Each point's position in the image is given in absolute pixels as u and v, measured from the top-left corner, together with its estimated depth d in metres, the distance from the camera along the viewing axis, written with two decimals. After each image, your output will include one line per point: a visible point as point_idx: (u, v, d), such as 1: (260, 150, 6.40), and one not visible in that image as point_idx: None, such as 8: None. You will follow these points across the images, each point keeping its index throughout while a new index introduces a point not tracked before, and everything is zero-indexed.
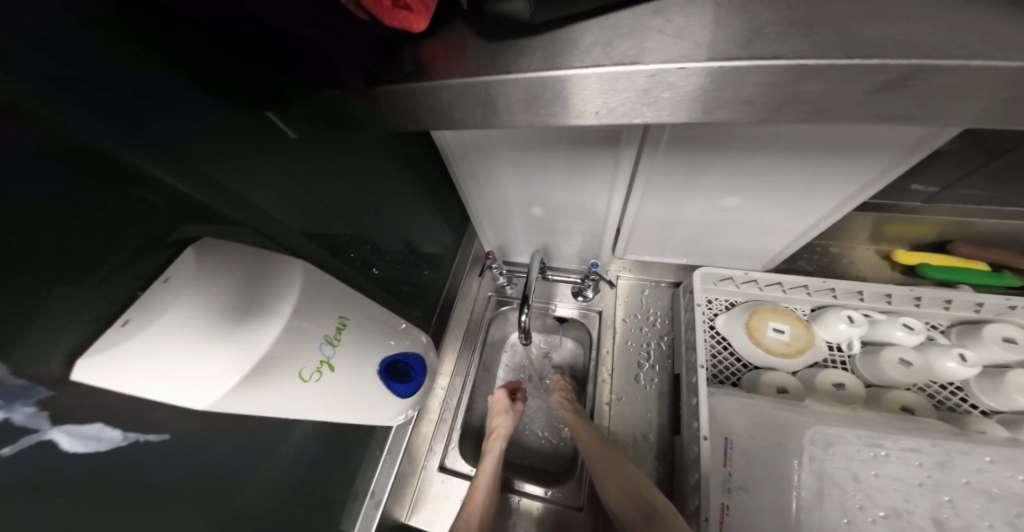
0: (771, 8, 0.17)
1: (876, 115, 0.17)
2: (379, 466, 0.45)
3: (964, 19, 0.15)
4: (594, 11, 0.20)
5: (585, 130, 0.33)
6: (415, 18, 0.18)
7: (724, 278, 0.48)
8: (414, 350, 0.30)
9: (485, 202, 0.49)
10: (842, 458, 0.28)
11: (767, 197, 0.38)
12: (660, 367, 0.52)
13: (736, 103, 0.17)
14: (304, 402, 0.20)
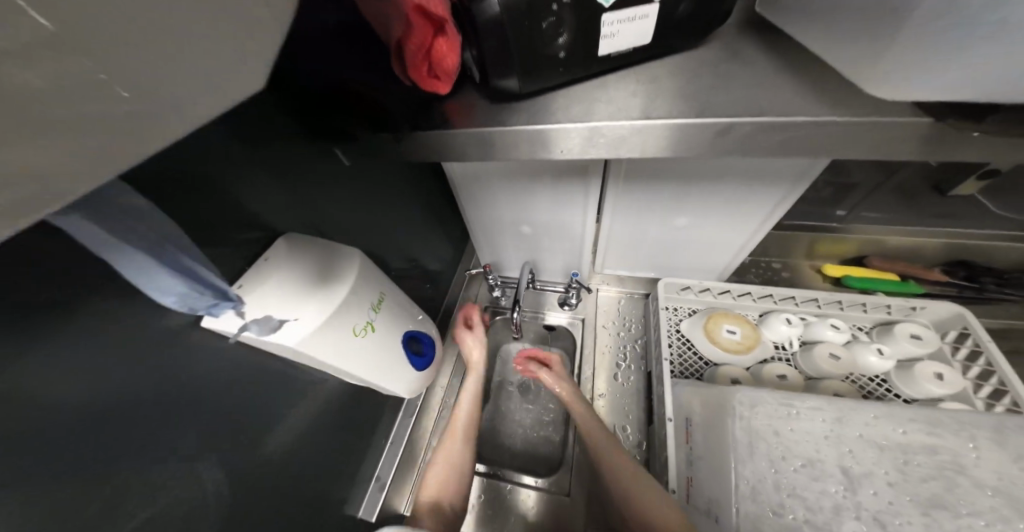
0: (666, 88, 0.28)
1: (736, 150, 0.25)
2: (383, 455, 0.51)
3: (775, 94, 0.25)
4: (557, 85, 0.31)
5: (564, 164, 0.44)
6: (441, 84, 0.29)
7: (684, 287, 0.58)
8: (425, 330, 0.39)
9: (482, 222, 0.58)
10: (766, 418, 0.35)
11: (706, 214, 0.50)
12: (635, 368, 0.59)
13: (647, 144, 0.27)
14: (353, 351, 0.28)
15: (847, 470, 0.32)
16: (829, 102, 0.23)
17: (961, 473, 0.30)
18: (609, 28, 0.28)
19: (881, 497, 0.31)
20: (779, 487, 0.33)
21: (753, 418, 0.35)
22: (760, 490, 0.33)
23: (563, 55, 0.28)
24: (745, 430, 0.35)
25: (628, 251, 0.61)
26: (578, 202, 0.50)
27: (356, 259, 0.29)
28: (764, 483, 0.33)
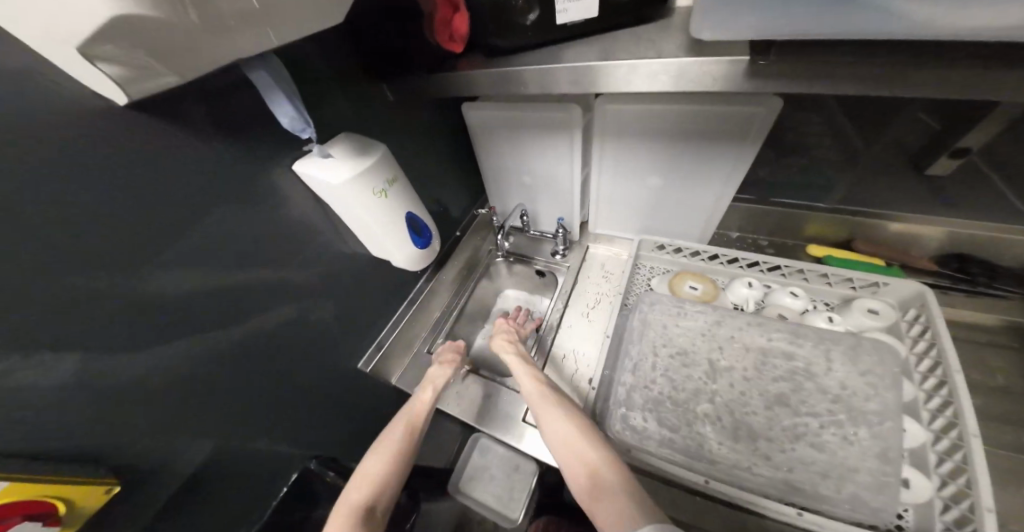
0: (597, 49, 0.41)
1: (630, 85, 0.38)
2: (385, 328, 0.72)
3: (659, 48, 0.37)
4: (529, 46, 0.45)
5: (549, 119, 0.60)
6: (456, 43, 0.47)
7: (658, 246, 0.67)
8: (425, 223, 0.57)
9: (494, 169, 0.78)
10: (660, 315, 0.45)
11: (678, 176, 0.59)
12: (603, 310, 0.71)
13: (574, 82, 0.40)
14: (370, 205, 0.46)
15: (712, 361, 0.41)
16: (688, 50, 0.35)
17: (808, 378, 0.38)
18: (561, 5, 0.40)
19: (734, 386, 0.39)
20: (655, 367, 0.43)
21: (650, 314, 0.46)
22: (641, 365, 0.43)
23: (531, 23, 0.41)
24: (641, 321, 0.46)
25: (616, 214, 0.73)
26: (567, 154, 0.64)
27: (382, 148, 0.46)
28: (644, 361, 0.43)
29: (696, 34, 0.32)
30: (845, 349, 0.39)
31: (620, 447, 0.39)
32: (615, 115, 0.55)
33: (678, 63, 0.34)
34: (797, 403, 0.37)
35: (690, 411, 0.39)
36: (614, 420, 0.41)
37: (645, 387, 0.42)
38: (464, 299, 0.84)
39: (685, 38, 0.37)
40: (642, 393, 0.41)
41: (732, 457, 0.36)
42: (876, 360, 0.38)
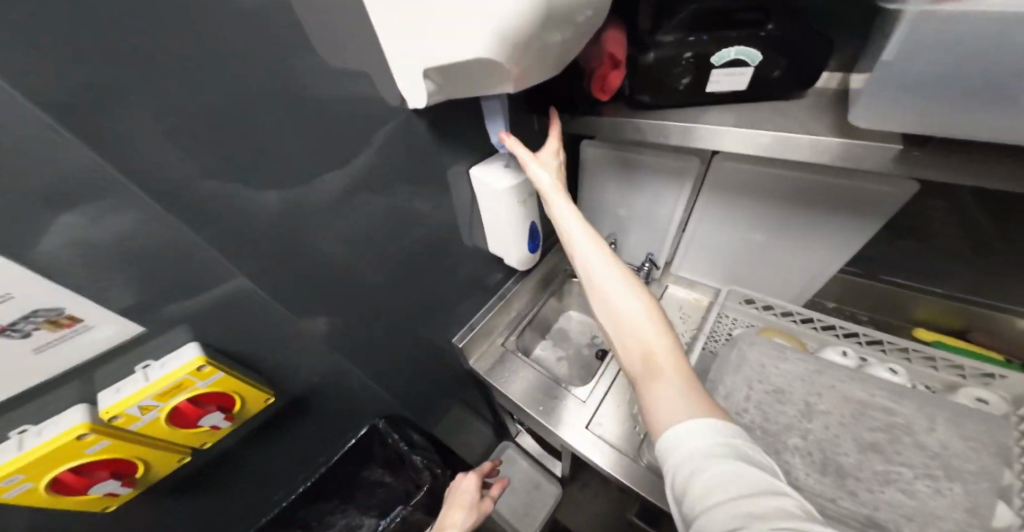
0: (740, 117, 0.50)
1: (769, 150, 0.46)
2: (478, 315, 0.87)
3: (803, 125, 0.45)
4: (673, 104, 0.54)
5: (667, 165, 0.68)
6: (602, 92, 0.57)
7: (748, 299, 0.71)
8: (538, 234, 0.71)
9: (589, 199, 0.85)
10: (758, 354, 0.54)
11: (781, 236, 0.64)
12: (676, 346, 0.75)
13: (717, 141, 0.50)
14: (513, 208, 0.63)
15: (808, 402, 0.48)
16: (833, 132, 0.43)
17: (907, 433, 0.43)
18: (716, 77, 0.49)
19: (829, 428, 0.45)
20: (749, 398, 0.51)
21: (748, 352, 0.55)
22: (735, 393, 0.52)
23: (684, 85, 0.50)
24: (739, 356, 0.55)
25: (706, 260, 0.77)
26: (672, 198, 0.72)
27: (527, 171, 0.62)
28: (738, 391, 0.52)
29: (851, 116, 0.41)
30: (948, 416, 0.44)
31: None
32: (729, 174, 0.62)
33: (826, 141, 0.42)
34: (892, 452, 0.43)
35: (781, 442, 0.46)
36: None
37: (736, 413, 0.50)
38: (539, 307, 0.96)
39: (829, 121, 0.45)
40: (732, 417, 0.50)
41: (817, 487, 0.42)
42: (982, 429, 0.42)
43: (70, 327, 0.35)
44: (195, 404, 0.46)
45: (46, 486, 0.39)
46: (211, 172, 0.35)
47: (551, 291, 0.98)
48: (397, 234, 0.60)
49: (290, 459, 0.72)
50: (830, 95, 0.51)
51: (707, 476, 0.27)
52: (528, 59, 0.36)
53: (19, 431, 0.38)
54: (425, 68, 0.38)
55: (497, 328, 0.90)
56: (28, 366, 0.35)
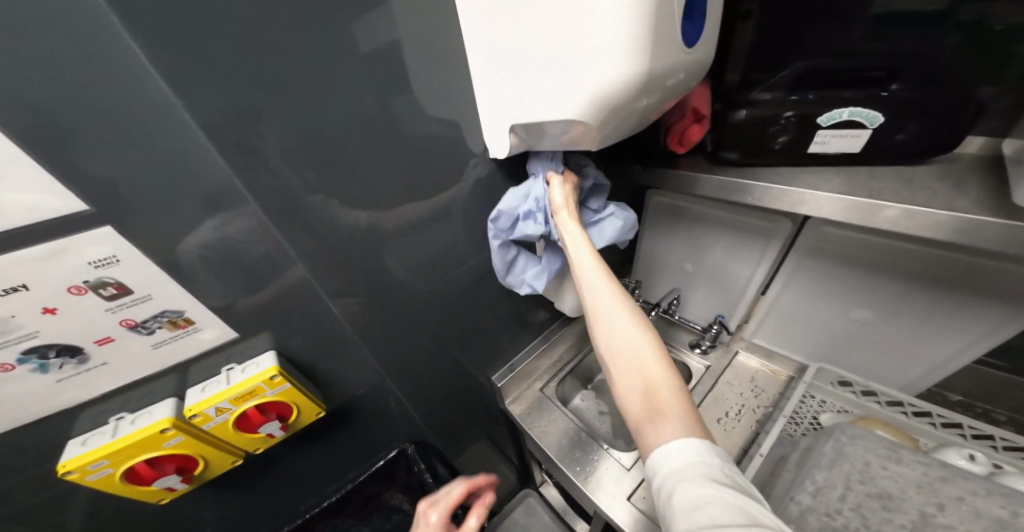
0: (853, 186, 0.47)
1: (895, 222, 0.42)
2: (520, 354, 0.86)
3: (939, 200, 0.41)
4: (765, 163, 0.54)
5: (750, 224, 0.64)
6: (679, 145, 0.59)
7: (843, 381, 0.62)
8: None
9: (651, 249, 0.82)
10: (862, 451, 0.43)
11: (893, 316, 0.56)
12: (744, 423, 0.66)
13: (824, 206, 0.47)
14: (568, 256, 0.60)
15: (925, 514, 0.36)
16: (984, 210, 0.38)
17: None
18: (822, 138, 0.49)
19: None
20: (844, 499, 0.41)
21: (847, 446, 0.44)
22: (825, 490, 0.42)
23: (779, 144, 0.51)
24: (834, 449, 0.45)
25: (791, 331, 0.69)
26: (753, 257, 0.66)
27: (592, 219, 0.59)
28: (831, 489, 0.42)
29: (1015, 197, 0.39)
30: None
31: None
32: (826, 242, 0.57)
33: (975, 220, 0.38)
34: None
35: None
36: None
37: (826, 515, 0.40)
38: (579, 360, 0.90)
39: (960, 201, 0.41)
40: (822, 521, 0.40)
41: None
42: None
43: (184, 328, 0.43)
44: (260, 411, 0.48)
45: (122, 474, 0.43)
46: (318, 195, 0.42)
47: None
48: (456, 264, 0.63)
49: (320, 471, 0.73)
50: (957, 173, 0.47)
51: (692, 495, 0.29)
52: (623, 124, 0.39)
53: (119, 417, 0.44)
54: (513, 123, 0.42)
55: (537, 371, 0.87)
56: (148, 356, 0.43)
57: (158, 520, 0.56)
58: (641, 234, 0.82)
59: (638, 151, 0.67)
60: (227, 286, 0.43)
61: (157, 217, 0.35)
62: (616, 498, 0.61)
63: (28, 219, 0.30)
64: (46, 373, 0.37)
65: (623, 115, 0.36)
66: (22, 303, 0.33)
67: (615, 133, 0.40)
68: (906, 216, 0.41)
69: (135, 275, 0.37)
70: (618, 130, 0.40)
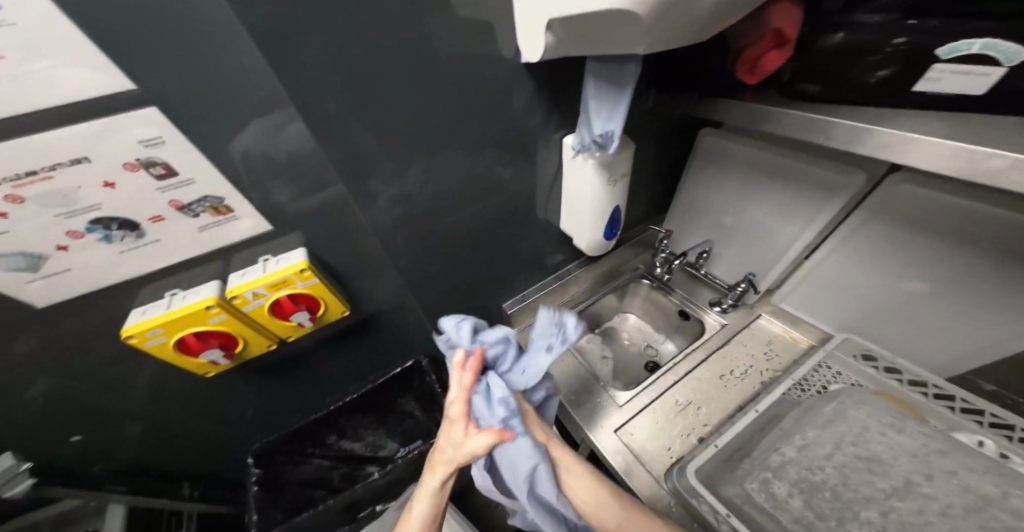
0: (954, 130, 0.38)
1: (995, 177, 0.35)
2: (533, 287, 0.85)
3: None
4: (855, 100, 0.45)
5: (813, 176, 0.56)
6: (748, 75, 0.50)
7: (869, 355, 0.58)
8: (615, 229, 0.63)
9: (690, 198, 0.76)
10: (864, 415, 0.44)
11: (952, 293, 0.50)
12: (748, 383, 0.65)
13: (910, 152, 0.39)
14: (592, 191, 0.54)
15: (911, 481, 0.37)
16: None
17: None
18: (937, 73, 0.37)
19: None
20: (831, 457, 0.42)
21: (851, 409, 0.45)
22: (813, 447, 0.43)
23: (879, 77, 0.42)
24: (835, 409, 0.45)
25: (826, 300, 0.64)
26: (805, 214, 0.60)
27: (628, 150, 0.52)
28: (820, 446, 0.43)
29: None
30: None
31: (753, 503, 0.42)
32: (893, 202, 0.50)
33: None
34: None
35: (851, 512, 0.37)
36: (755, 478, 0.44)
37: (807, 468, 0.42)
38: (591, 302, 0.86)
39: None
40: (801, 472, 0.42)
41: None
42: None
43: (225, 215, 0.46)
44: (290, 301, 0.52)
45: (174, 343, 0.48)
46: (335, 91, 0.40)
47: (611, 287, 0.87)
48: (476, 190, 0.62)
49: (346, 368, 0.82)
50: None
51: None
52: (677, 23, 0.32)
53: (171, 292, 0.50)
54: (551, 20, 0.37)
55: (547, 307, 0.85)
56: (196, 239, 0.47)
57: (210, 386, 0.66)
58: (682, 180, 0.76)
59: (696, 80, 0.59)
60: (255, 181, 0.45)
61: (183, 99, 0.36)
62: (603, 428, 0.63)
63: (83, 93, 0.32)
64: (111, 244, 0.42)
65: (677, 8, 0.29)
66: (87, 175, 0.37)
67: (665, 34, 0.34)
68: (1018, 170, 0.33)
69: (179, 157, 0.40)
70: (669, 30, 0.33)
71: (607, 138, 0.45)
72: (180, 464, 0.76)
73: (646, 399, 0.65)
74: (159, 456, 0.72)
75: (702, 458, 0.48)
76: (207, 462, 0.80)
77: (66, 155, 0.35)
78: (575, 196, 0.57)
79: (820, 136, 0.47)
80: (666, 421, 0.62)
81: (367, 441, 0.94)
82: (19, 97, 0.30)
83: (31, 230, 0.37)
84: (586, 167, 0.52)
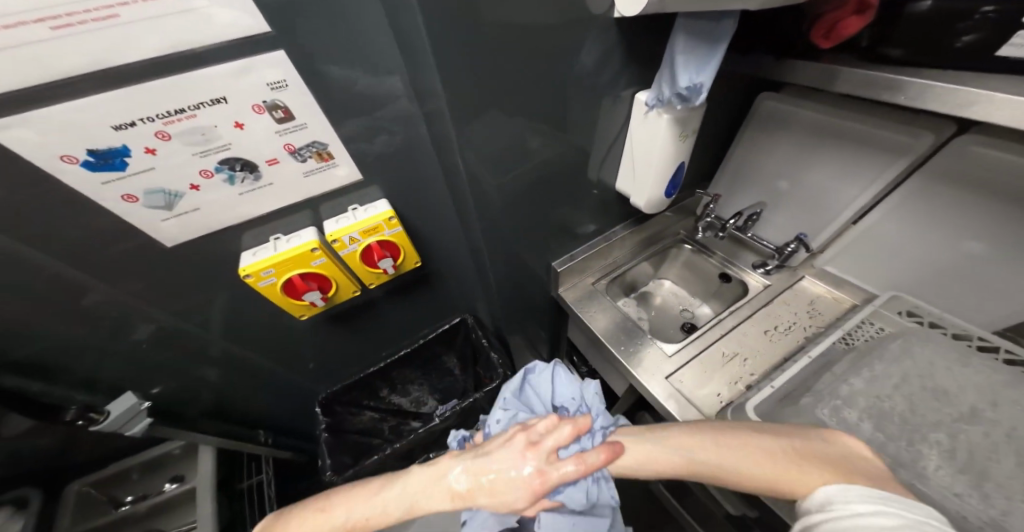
0: None
1: None
2: (582, 246, 0.84)
3: None
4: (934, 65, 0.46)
5: (883, 138, 0.58)
6: (823, 39, 0.51)
7: (912, 312, 0.58)
8: (674, 187, 0.66)
9: (743, 162, 0.78)
10: (930, 352, 0.49)
11: (1010, 252, 0.52)
12: (793, 337, 0.68)
13: (987, 111, 0.41)
14: (661, 146, 0.58)
15: (977, 409, 0.43)
16: None
17: None
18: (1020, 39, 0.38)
19: None
20: (896, 387, 0.49)
21: (916, 346, 0.51)
22: (881, 379, 0.49)
23: (965, 41, 0.42)
24: (902, 347, 0.51)
25: (874, 260, 0.67)
26: (864, 178, 0.63)
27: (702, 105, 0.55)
28: (887, 379, 0.49)
29: None
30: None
31: (825, 427, 0.47)
32: (960, 163, 0.52)
33: None
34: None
35: (919, 434, 0.44)
36: (826, 407, 0.49)
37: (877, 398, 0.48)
38: (633, 264, 0.89)
39: None
40: (870, 402, 0.48)
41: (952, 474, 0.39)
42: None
43: (326, 162, 0.50)
44: (379, 248, 0.57)
45: (282, 284, 0.53)
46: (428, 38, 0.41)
47: (654, 251, 0.90)
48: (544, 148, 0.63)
49: (402, 322, 0.87)
50: None
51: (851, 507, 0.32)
52: None
53: (275, 237, 0.54)
54: None
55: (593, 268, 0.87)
56: (301, 184, 0.50)
57: (284, 333, 0.70)
58: (735, 143, 0.78)
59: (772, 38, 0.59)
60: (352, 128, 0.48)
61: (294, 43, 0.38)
62: (655, 376, 0.66)
63: (231, 35, 0.35)
64: (233, 185, 0.46)
65: None
66: (221, 116, 0.40)
67: None
68: None
69: (297, 102, 0.43)
70: None
71: (697, 91, 0.47)
72: (252, 409, 0.82)
73: (698, 349, 0.70)
74: (235, 400, 0.77)
75: (757, 399, 0.53)
76: (274, 407, 0.86)
77: (209, 95, 0.38)
78: (643, 150, 0.61)
79: (894, 96, 0.48)
80: (713, 371, 0.66)
81: (411, 398, 1.02)
82: (179, 36, 0.33)
83: (172, 167, 0.41)
84: (660, 121, 0.55)
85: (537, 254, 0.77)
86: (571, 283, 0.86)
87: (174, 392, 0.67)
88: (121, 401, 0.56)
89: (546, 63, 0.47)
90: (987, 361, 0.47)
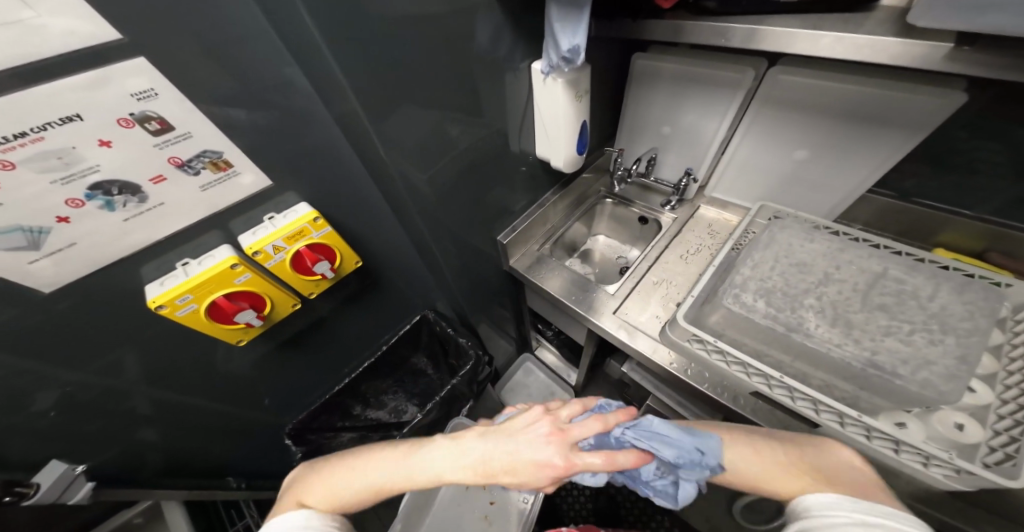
0: (801, 21, 0.52)
1: (824, 52, 0.49)
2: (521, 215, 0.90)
3: (865, 26, 0.48)
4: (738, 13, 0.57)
5: (725, 77, 0.71)
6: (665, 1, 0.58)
7: (776, 213, 0.73)
8: (584, 145, 0.74)
9: (634, 116, 0.89)
10: (790, 236, 0.63)
11: (825, 151, 0.68)
12: (701, 254, 0.82)
13: (773, 42, 0.53)
14: (564, 108, 0.64)
15: (828, 272, 0.57)
16: (893, 31, 0.46)
17: None
18: None
19: None
20: (774, 267, 0.60)
21: (779, 233, 0.64)
22: (762, 265, 0.60)
23: None
24: (773, 237, 0.64)
25: (744, 180, 0.82)
26: (720, 112, 0.76)
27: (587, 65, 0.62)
28: (766, 263, 0.61)
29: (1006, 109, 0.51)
30: (954, 285, 0.51)
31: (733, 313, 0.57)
32: (779, 88, 0.66)
33: (886, 42, 0.45)
34: (896, 310, 0.51)
35: (798, 301, 0.55)
36: (728, 294, 0.58)
37: (762, 280, 0.59)
38: (568, 224, 0.97)
39: (890, 19, 0.48)
40: (758, 283, 0.59)
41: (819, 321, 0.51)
42: (982, 295, 0.49)
43: (225, 171, 0.46)
44: (311, 251, 0.56)
45: (206, 309, 0.50)
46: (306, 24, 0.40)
47: (582, 209, 0.99)
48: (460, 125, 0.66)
49: (354, 331, 0.84)
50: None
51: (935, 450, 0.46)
52: None
53: (184, 262, 0.49)
54: None
55: (537, 235, 0.93)
56: (200, 199, 0.46)
57: (222, 369, 0.65)
58: (624, 100, 0.88)
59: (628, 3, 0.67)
60: (242, 130, 0.45)
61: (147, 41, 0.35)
62: (605, 314, 0.75)
63: (72, 45, 0.32)
64: (113, 211, 0.41)
65: None
66: (80, 135, 0.35)
67: None
68: (840, 44, 0.48)
69: (175, 110, 0.39)
70: None
71: (579, 51, 0.53)
72: (214, 456, 0.76)
73: (632, 283, 0.79)
74: (189, 450, 0.71)
75: (683, 308, 0.62)
76: (235, 449, 0.80)
77: (59, 112, 0.33)
78: (552, 115, 0.67)
79: (717, 38, 0.58)
80: (646, 298, 0.76)
81: (389, 407, 1.00)
82: (5, 50, 0.29)
83: (30, 200, 0.35)
84: (557, 85, 0.62)
85: (481, 233, 0.81)
86: (518, 253, 0.91)
87: (113, 456, 0.60)
88: (48, 470, 0.51)
89: (444, 45, 0.49)
90: (827, 235, 0.61)
